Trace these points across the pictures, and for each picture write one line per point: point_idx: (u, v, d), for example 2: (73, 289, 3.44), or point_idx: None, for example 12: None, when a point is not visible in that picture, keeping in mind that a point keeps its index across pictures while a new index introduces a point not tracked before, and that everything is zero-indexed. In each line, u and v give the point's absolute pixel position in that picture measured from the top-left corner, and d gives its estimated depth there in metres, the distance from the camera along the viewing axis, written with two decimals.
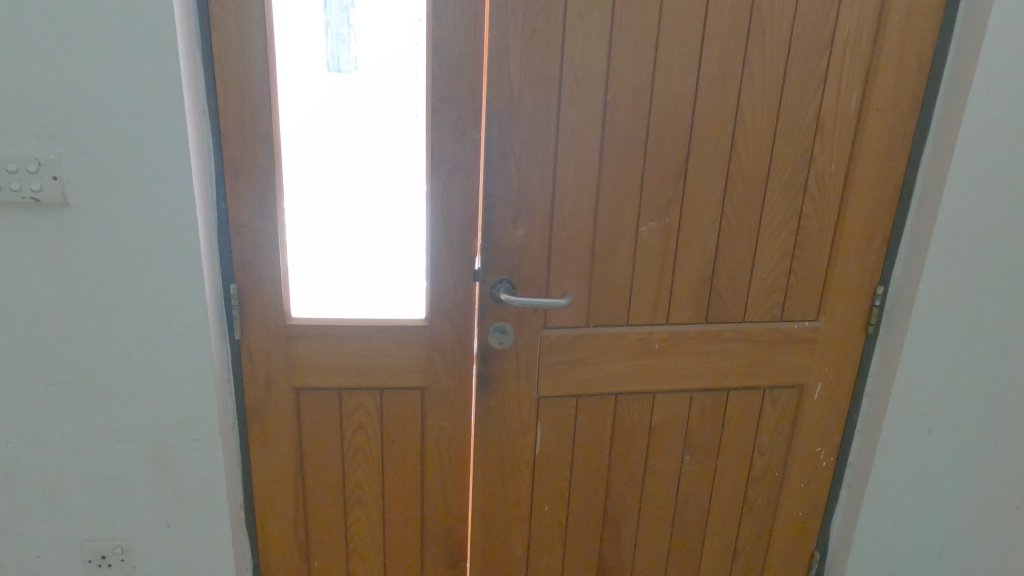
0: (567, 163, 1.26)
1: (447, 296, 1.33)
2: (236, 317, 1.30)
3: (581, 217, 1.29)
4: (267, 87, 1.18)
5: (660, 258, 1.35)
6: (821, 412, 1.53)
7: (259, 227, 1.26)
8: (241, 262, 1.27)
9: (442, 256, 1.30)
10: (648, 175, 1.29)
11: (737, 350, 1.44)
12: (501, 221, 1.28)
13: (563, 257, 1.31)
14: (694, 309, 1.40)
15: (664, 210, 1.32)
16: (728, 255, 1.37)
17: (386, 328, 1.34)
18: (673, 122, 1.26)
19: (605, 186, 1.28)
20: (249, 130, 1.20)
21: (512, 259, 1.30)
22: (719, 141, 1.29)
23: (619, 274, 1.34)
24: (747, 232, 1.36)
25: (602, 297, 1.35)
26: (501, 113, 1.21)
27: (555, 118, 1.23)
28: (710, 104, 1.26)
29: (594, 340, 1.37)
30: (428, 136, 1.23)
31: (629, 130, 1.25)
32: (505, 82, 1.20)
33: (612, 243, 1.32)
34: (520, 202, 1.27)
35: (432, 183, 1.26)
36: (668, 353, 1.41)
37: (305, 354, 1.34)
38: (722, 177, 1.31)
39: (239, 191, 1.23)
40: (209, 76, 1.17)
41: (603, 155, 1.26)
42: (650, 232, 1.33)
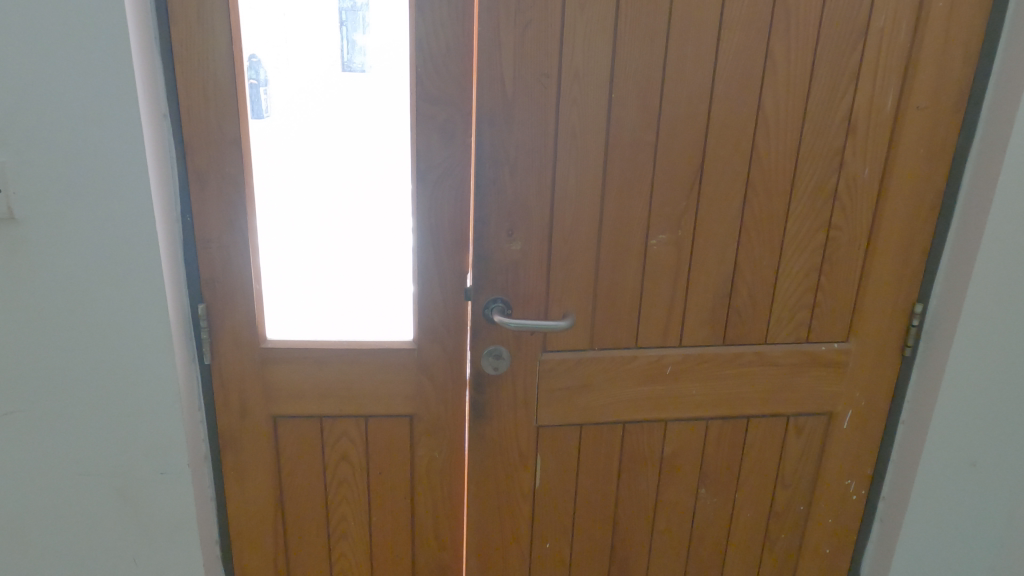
0: (567, 170, 1.13)
1: (437, 316, 1.21)
2: (205, 340, 1.19)
3: (584, 229, 1.16)
4: (234, 88, 1.07)
5: (673, 275, 1.22)
6: (850, 441, 1.39)
7: (229, 241, 1.14)
8: (210, 279, 1.16)
9: (431, 273, 1.18)
10: (659, 182, 1.16)
11: (758, 374, 1.30)
12: (496, 234, 1.15)
13: (564, 273, 1.19)
14: (710, 330, 1.27)
15: (676, 221, 1.19)
16: (749, 270, 1.24)
17: (370, 351, 1.23)
18: (686, 124, 1.13)
19: (611, 195, 1.15)
20: (215, 135, 1.09)
21: (507, 276, 1.18)
22: (738, 144, 1.15)
23: (626, 292, 1.21)
24: (771, 245, 1.23)
25: (608, 317, 1.23)
26: (493, 115, 1.09)
27: (554, 120, 1.10)
28: (728, 103, 1.13)
29: (600, 365, 1.24)
30: (413, 142, 1.11)
31: (637, 133, 1.12)
32: (497, 80, 1.07)
33: (620, 258, 1.19)
34: (515, 213, 1.14)
35: (417, 193, 1.13)
36: (681, 378, 1.28)
37: (281, 380, 1.23)
38: (741, 184, 1.18)
39: (206, 202, 1.12)
40: (169, 75, 1.06)
41: (609, 160, 1.13)
42: (661, 245, 1.20)
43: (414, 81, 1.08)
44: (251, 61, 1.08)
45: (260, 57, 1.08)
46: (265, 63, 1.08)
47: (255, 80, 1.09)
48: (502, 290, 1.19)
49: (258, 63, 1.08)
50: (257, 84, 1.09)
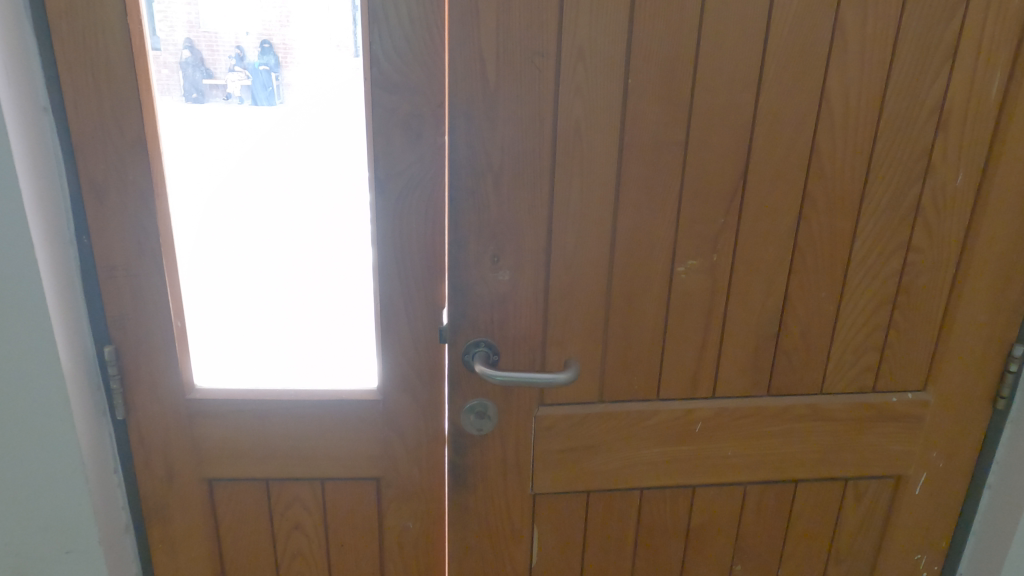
0: (570, 178, 0.86)
1: (406, 361, 0.96)
2: (116, 390, 0.95)
3: (590, 253, 0.90)
4: (135, 74, 0.83)
5: (706, 310, 0.96)
6: (923, 510, 1.12)
7: (138, 269, 0.90)
8: (118, 316, 0.92)
9: (398, 309, 0.93)
10: (690, 194, 0.89)
11: (809, 432, 1.04)
12: (478, 262, 0.89)
13: (565, 310, 0.93)
14: (751, 377, 1.00)
15: (711, 243, 0.92)
16: (804, 303, 0.97)
17: (322, 403, 0.99)
18: (726, 120, 0.86)
19: (626, 211, 0.89)
20: (112, 135, 0.84)
21: (493, 314, 0.92)
22: (793, 144, 0.88)
23: (644, 333, 0.96)
24: (831, 273, 0.96)
25: (621, 363, 0.97)
26: (472, 109, 0.82)
27: (552, 113, 0.83)
28: (781, 91, 0.86)
29: (611, 422, 0.99)
30: (370, 142, 0.86)
31: (660, 130, 0.86)
32: (475, 63, 0.80)
33: (638, 290, 0.93)
34: (503, 235, 0.88)
35: (376, 208, 0.88)
36: (713, 436, 1.02)
37: (215, 438, 0.99)
38: (797, 195, 0.91)
39: (107, 221, 0.88)
40: (48, 57, 0.81)
41: (623, 167, 0.87)
42: (691, 272, 0.93)
43: (365, 64, 0.82)
44: (263, 45, 0.84)
45: (269, 37, 0.84)
46: (279, 48, 0.85)
47: (268, 67, 0.85)
48: (488, 331, 0.93)
49: (272, 48, 0.85)
50: (271, 70, 0.85)
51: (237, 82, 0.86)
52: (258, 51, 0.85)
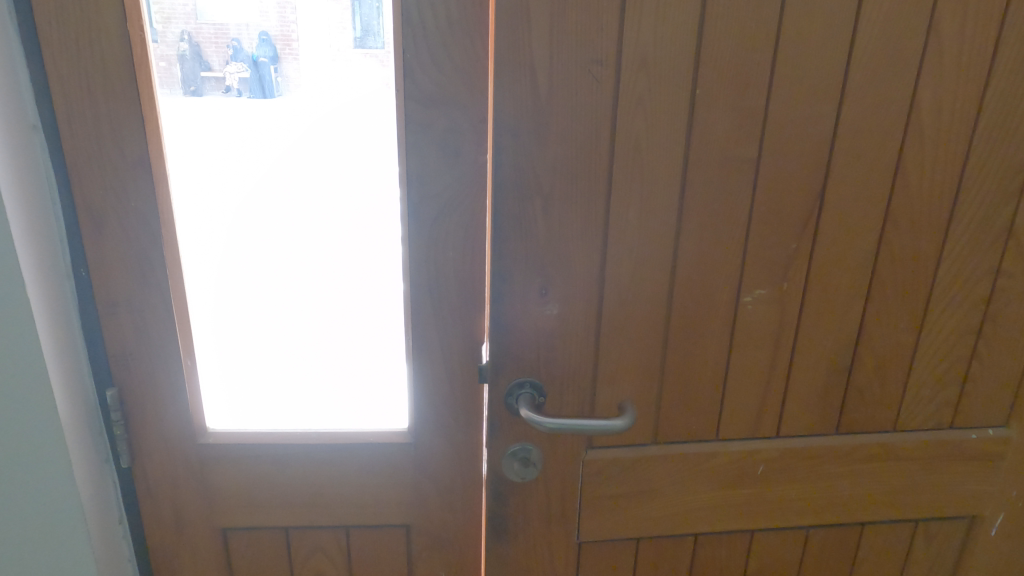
0: (627, 201, 0.77)
1: (440, 400, 0.87)
2: (120, 437, 0.86)
3: (648, 283, 0.81)
4: (138, 89, 0.73)
5: (773, 343, 0.86)
6: (999, 552, 1.03)
7: (143, 305, 0.81)
8: (122, 356, 0.83)
9: (432, 344, 0.84)
10: (760, 217, 0.80)
11: (880, 472, 0.95)
12: (524, 296, 0.79)
13: (619, 347, 0.83)
14: (819, 414, 0.91)
15: (781, 270, 0.83)
16: (880, 334, 0.88)
17: (348, 446, 0.89)
18: (803, 134, 0.76)
19: (688, 236, 0.80)
20: (112, 157, 0.75)
21: (539, 352, 0.82)
22: (876, 160, 0.79)
23: (704, 368, 0.86)
24: (911, 301, 0.87)
25: (677, 401, 0.88)
26: (520, 126, 0.72)
27: (610, 129, 0.73)
28: (866, 101, 0.76)
29: (666, 465, 0.90)
30: (401, 163, 0.76)
31: (729, 146, 0.76)
32: (523, 72, 0.70)
33: (698, 323, 0.84)
34: (552, 265, 0.78)
35: (408, 235, 0.79)
36: (776, 478, 0.93)
37: (229, 487, 0.90)
38: (879, 216, 0.82)
39: (108, 252, 0.78)
40: (38, 71, 0.71)
41: (687, 188, 0.77)
42: (757, 302, 0.84)
43: (397, 74, 0.72)
44: None
45: None
46: None
47: None
48: (533, 370, 0.83)
49: None
50: None
51: None
52: None
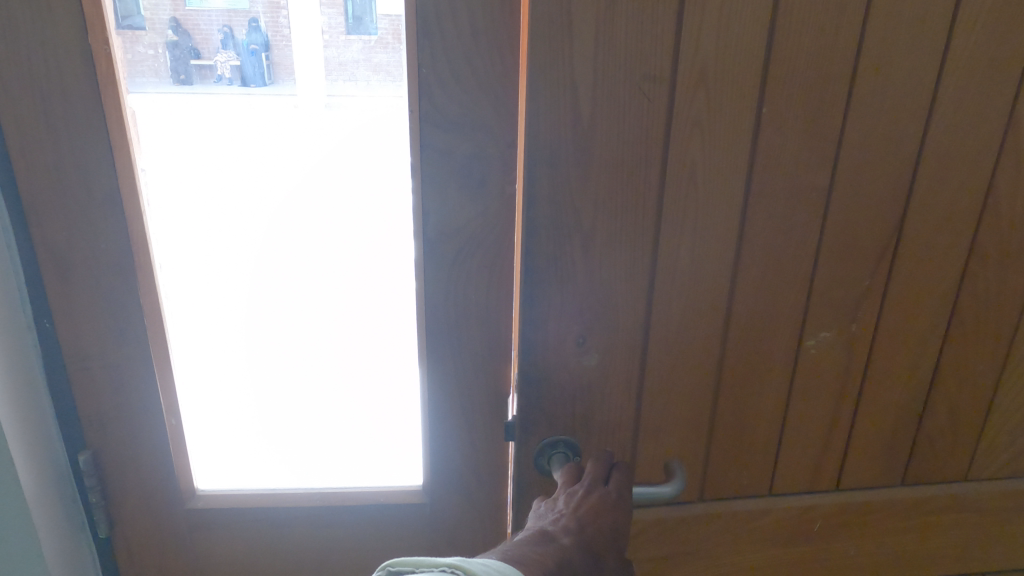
0: (679, 238, 0.66)
1: (460, 455, 0.77)
2: (97, 506, 0.75)
3: (700, 330, 0.70)
4: (103, 113, 0.61)
5: (839, 390, 0.76)
6: None
7: (119, 359, 0.70)
8: (96, 415, 0.72)
9: (452, 395, 0.74)
10: (829, 252, 0.69)
11: (949, 525, 0.86)
12: (559, 346, 0.69)
13: (665, 399, 0.73)
14: (884, 465, 0.81)
15: (851, 311, 0.72)
16: (956, 377, 0.78)
17: (356, 508, 0.79)
18: (883, 158, 0.66)
19: (748, 277, 0.69)
20: (76, 192, 0.64)
21: (575, 406, 0.72)
22: (964, 188, 0.68)
23: (759, 421, 0.76)
24: (994, 340, 0.76)
25: (728, 457, 0.77)
26: (559, 152, 0.61)
27: (662, 155, 0.62)
28: (957, 120, 0.65)
29: (712, 524, 0.80)
30: (419, 196, 0.66)
31: (799, 174, 0.65)
32: (563, 88, 0.59)
33: (756, 372, 0.73)
34: (592, 310, 0.68)
35: (423, 275, 0.69)
36: (835, 534, 0.84)
37: (222, 554, 0.80)
38: (964, 248, 0.71)
39: (76, 300, 0.67)
40: None
41: (748, 221, 0.66)
42: (823, 347, 0.73)
43: (411, 93, 0.62)
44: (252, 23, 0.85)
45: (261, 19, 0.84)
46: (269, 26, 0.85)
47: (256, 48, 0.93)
48: (567, 425, 0.73)
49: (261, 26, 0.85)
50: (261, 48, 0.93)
51: (225, 64, 1.03)
52: (246, 30, 0.86)
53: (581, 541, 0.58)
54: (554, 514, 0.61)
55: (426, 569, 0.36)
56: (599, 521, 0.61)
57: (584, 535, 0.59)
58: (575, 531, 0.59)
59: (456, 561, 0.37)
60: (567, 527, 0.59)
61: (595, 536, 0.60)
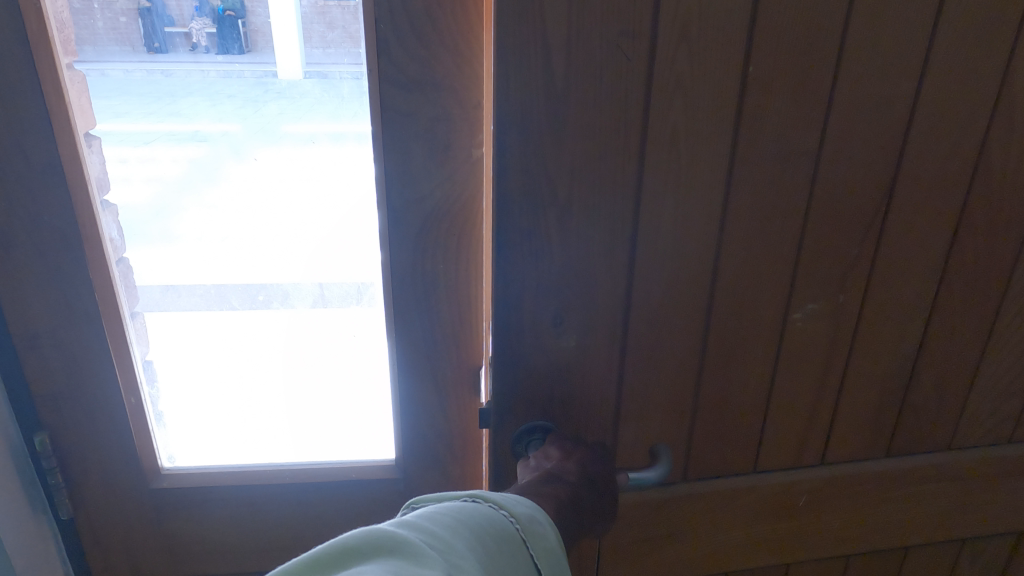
0: (659, 208, 0.63)
1: (433, 429, 0.76)
2: (58, 488, 0.73)
3: (682, 304, 0.68)
4: (42, 78, 0.57)
5: (825, 363, 0.74)
6: None
7: (72, 338, 0.67)
8: (50, 396, 0.69)
9: (424, 369, 0.72)
10: (816, 224, 0.67)
11: (931, 496, 0.85)
12: (537, 323, 0.67)
13: (646, 377, 0.71)
14: (867, 435, 0.80)
15: (837, 282, 0.70)
16: (941, 347, 0.76)
17: (329, 485, 0.78)
18: (870, 120, 0.63)
19: (729, 250, 0.66)
20: (14, 163, 0.60)
21: (551, 386, 0.70)
22: (956, 154, 0.66)
23: (744, 396, 0.74)
24: (982, 311, 0.75)
25: (710, 433, 0.76)
26: (532, 115, 0.57)
27: (642, 119, 0.59)
28: (948, 80, 0.62)
29: (695, 499, 0.79)
30: (382, 161, 0.63)
31: (784, 141, 0.62)
32: (537, 43, 0.55)
33: (740, 349, 0.71)
34: (570, 285, 0.65)
35: (388, 244, 0.66)
36: (820, 507, 0.83)
37: (192, 533, 0.78)
38: (951, 215, 0.69)
39: (22, 278, 0.64)
40: None
41: (731, 191, 0.64)
42: (809, 320, 0.72)
43: (367, 49, 0.58)
44: None
45: None
46: None
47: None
48: (548, 400, 0.70)
49: None
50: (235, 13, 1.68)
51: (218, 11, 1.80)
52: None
53: (584, 479, 0.61)
54: (549, 459, 0.64)
55: (450, 499, 0.38)
56: (595, 463, 0.64)
57: (587, 473, 0.62)
58: (579, 471, 0.62)
59: (475, 491, 0.39)
60: (570, 468, 0.62)
61: (596, 477, 0.63)
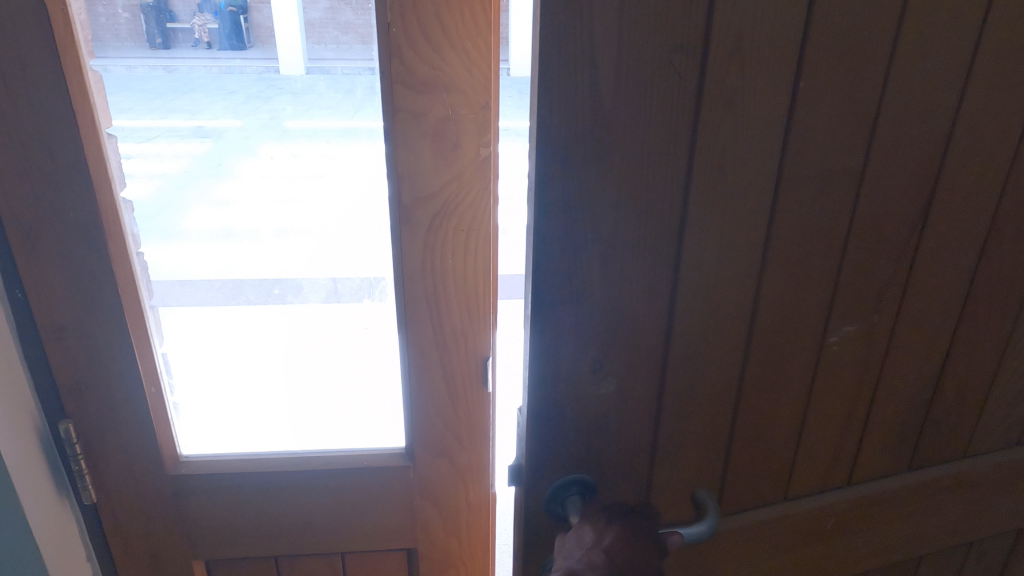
0: (709, 234, 0.52)
1: (440, 418, 0.79)
2: (80, 474, 0.75)
3: (723, 346, 0.57)
4: (69, 82, 0.60)
5: (859, 387, 0.67)
6: None
7: (95, 329, 0.70)
8: (73, 385, 0.72)
9: (432, 360, 0.75)
10: (857, 235, 0.58)
11: (950, 506, 0.81)
12: (570, 378, 0.53)
13: (680, 425, 0.59)
14: (888, 465, 0.75)
15: (876, 299, 0.62)
16: (961, 373, 0.72)
17: (341, 473, 0.80)
18: (919, 128, 0.55)
19: (771, 283, 0.56)
20: (41, 162, 0.62)
21: (574, 449, 0.56)
22: (994, 151, 0.59)
23: (780, 432, 0.65)
24: (1003, 315, 0.70)
25: (746, 483, 0.67)
26: (577, 122, 0.45)
27: (690, 127, 0.48)
28: (992, 85, 0.56)
29: (732, 560, 0.70)
30: (394, 159, 0.65)
31: (839, 144, 0.53)
32: (579, 27, 0.42)
33: (777, 381, 0.62)
34: (600, 327, 0.52)
35: (398, 239, 0.69)
36: (850, 538, 0.76)
37: (209, 518, 0.81)
38: (983, 230, 0.63)
39: (47, 272, 0.66)
40: None
41: (777, 212, 0.54)
42: (846, 343, 0.63)
43: (380, 49, 0.61)
44: None
45: None
46: None
47: None
48: (573, 466, 0.57)
49: None
50: None
51: None
52: None
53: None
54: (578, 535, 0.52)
55: None
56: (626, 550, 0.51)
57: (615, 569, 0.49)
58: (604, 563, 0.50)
59: None
60: (596, 557, 0.50)
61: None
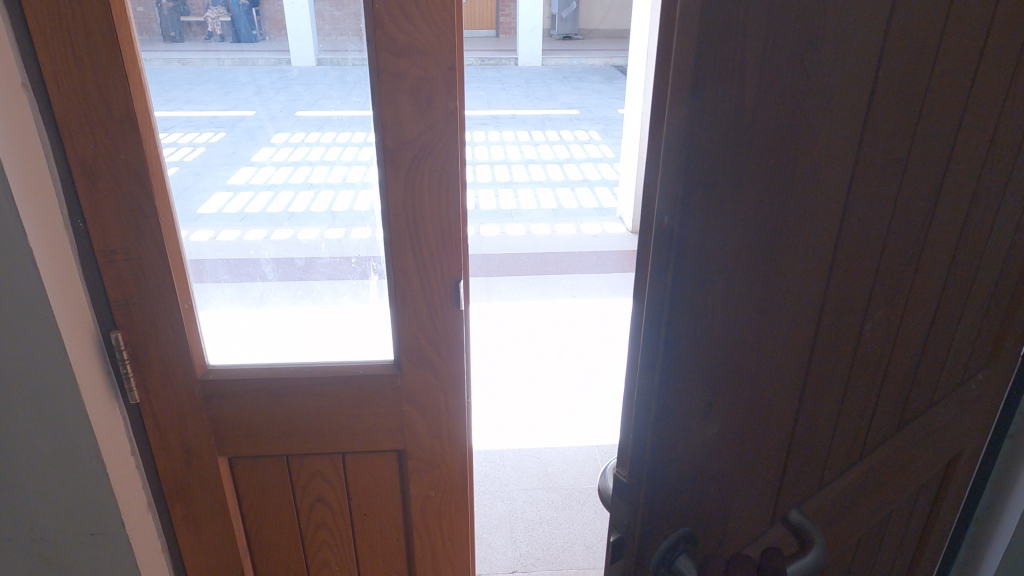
0: (793, 250, 0.57)
1: (421, 332, 0.95)
2: (127, 377, 0.92)
3: (800, 337, 0.63)
4: (123, 50, 0.76)
5: (881, 359, 0.76)
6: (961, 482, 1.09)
7: (140, 253, 0.86)
8: (122, 300, 0.88)
9: (413, 279, 0.91)
10: (897, 224, 0.66)
11: (921, 452, 0.93)
12: (690, 398, 0.56)
13: (759, 420, 0.65)
14: (892, 423, 0.84)
15: (898, 278, 0.71)
16: (941, 334, 0.84)
17: (340, 377, 0.97)
18: (940, 124, 0.64)
19: (835, 284, 0.63)
20: (101, 115, 0.79)
21: (689, 465, 0.59)
22: (978, 144, 0.71)
23: (829, 412, 0.72)
24: (966, 281, 0.83)
25: (803, 466, 0.72)
26: (714, 149, 0.48)
27: (800, 143, 0.52)
28: (984, 90, 0.66)
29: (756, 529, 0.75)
30: (378, 109, 0.81)
31: (889, 150, 0.60)
32: (732, 83, 0.46)
33: (831, 364, 0.69)
34: (714, 344, 0.56)
35: (384, 177, 0.85)
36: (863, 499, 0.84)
37: (233, 416, 0.98)
38: (963, 208, 0.74)
39: (103, 204, 0.83)
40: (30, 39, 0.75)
41: (847, 214, 0.60)
42: (877, 324, 0.72)
43: (368, 23, 0.76)
44: None
45: None
46: None
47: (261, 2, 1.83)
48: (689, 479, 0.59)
49: None
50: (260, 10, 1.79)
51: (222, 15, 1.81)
52: None
53: None
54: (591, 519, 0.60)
55: None
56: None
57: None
58: None
59: None
60: None
61: None
